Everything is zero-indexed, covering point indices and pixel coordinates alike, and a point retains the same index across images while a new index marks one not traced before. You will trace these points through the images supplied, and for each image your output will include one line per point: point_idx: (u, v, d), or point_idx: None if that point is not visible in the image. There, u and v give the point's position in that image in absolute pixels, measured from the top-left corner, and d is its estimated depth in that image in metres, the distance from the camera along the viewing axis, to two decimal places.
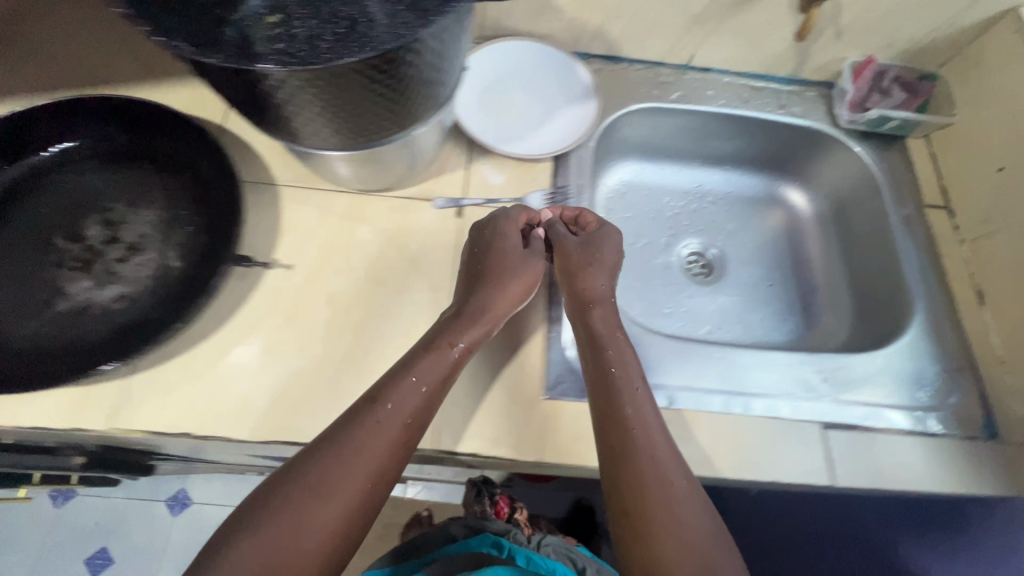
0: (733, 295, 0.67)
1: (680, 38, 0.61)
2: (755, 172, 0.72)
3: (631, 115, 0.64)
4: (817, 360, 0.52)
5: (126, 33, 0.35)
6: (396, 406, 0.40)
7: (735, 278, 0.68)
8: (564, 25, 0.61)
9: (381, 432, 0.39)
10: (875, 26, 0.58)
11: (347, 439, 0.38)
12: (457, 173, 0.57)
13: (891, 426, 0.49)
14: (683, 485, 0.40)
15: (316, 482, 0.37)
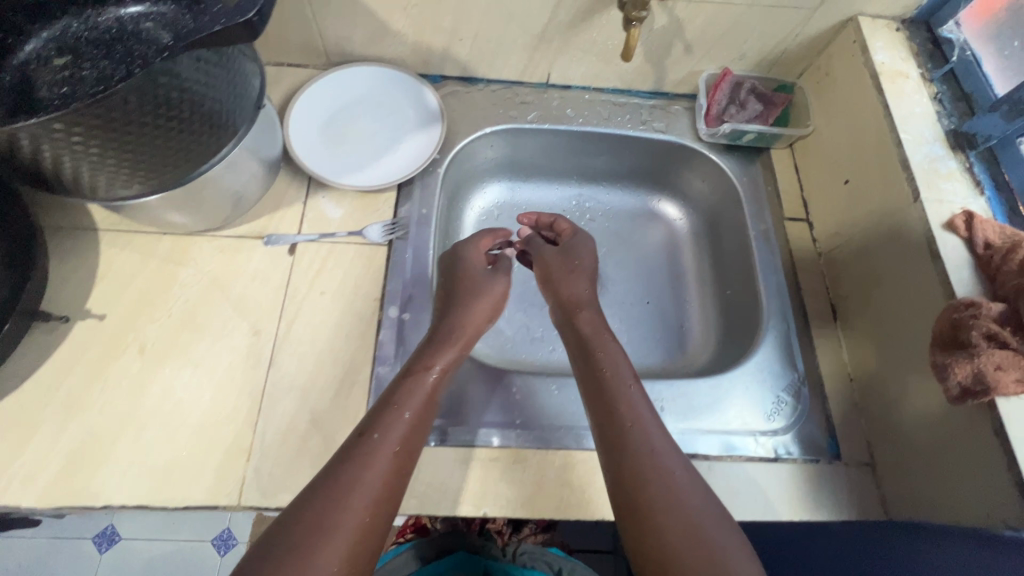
0: (616, 316, 0.92)
1: (516, 23, 0.80)
2: (635, 191, 1.00)
3: (480, 138, 0.88)
4: (664, 393, 0.72)
5: (83, 86, 0.62)
6: (390, 433, 0.56)
7: (611, 299, 0.94)
8: (414, 48, 0.84)
9: (371, 472, 0.53)
10: (723, 40, 0.83)
11: (350, 473, 0.52)
12: (293, 207, 0.77)
13: (708, 452, 0.69)
14: (680, 466, 0.57)
15: (352, 479, 0.52)
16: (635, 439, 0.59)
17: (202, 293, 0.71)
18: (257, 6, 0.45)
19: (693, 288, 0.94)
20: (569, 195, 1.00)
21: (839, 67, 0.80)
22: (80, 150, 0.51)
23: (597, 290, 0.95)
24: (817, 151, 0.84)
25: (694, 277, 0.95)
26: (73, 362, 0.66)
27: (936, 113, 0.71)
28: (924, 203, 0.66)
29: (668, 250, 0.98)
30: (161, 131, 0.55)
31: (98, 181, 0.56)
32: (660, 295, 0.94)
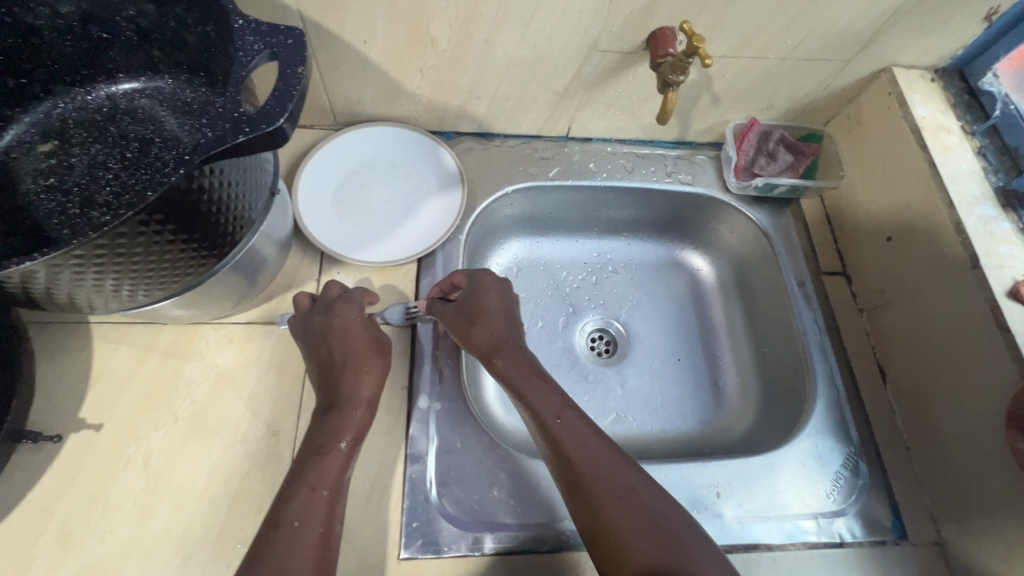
0: (649, 378, 0.88)
1: (538, 81, 0.75)
2: (660, 242, 0.96)
3: (500, 198, 0.83)
4: (719, 476, 0.67)
5: (76, 182, 0.56)
6: (309, 521, 0.52)
7: (642, 361, 0.90)
8: (429, 108, 0.79)
9: (292, 569, 0.49)
10: (751, 93, 0.80)
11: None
12: (306, 286, 0.71)
13: (772, 543, 0.64)
14: (626, 492, 0.56)
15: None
16: (586, 475, 0.57)
17: (211, 391, 0.64)
18: (284, 111, 0.39)
19: (726, 343, 0.90)
20: (591, 247, 0.95)
21: (873, 118, 0.78)
22: (86, 273, 0.47)
23: (626, 351, 0.91)
24: (852, 203, 0.81)
25: (726, 332, 0.91)
26: (68, 481, 0.58)
27: (982, 169, 0.69)
28: (985, 269, 0.62)
29: (698, 303, 0.94)
30: (174, 239, 0.50)
31: (106, 296, 0.51)
32: (692, 352, 0.90)
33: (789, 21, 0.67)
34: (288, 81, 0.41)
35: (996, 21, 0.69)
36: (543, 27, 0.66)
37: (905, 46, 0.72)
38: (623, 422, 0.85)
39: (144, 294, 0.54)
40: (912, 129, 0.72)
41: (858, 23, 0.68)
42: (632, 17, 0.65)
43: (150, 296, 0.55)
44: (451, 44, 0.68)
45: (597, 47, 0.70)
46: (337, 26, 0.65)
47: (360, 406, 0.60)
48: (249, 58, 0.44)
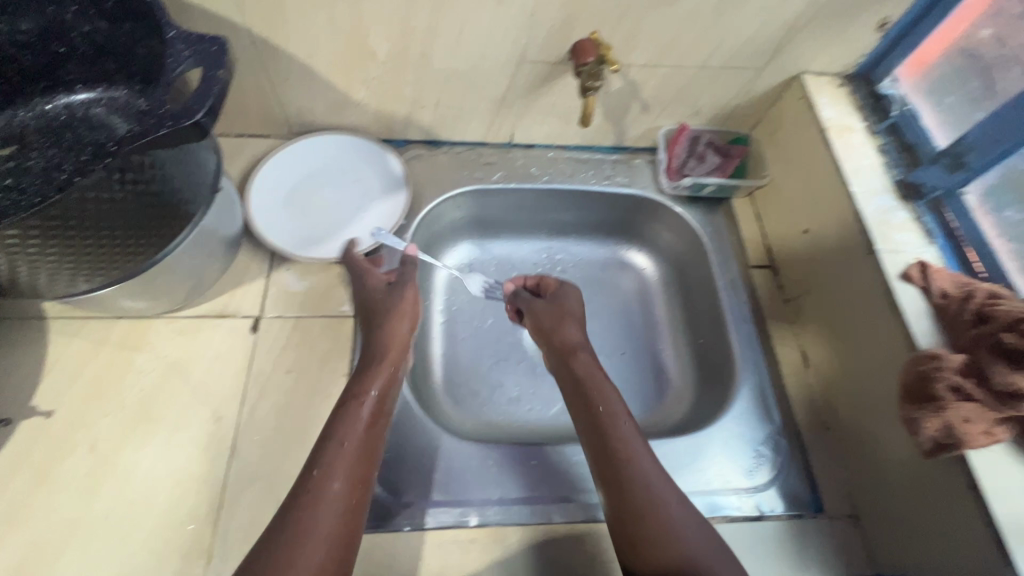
0: None
1: (476, 91, 0.81)
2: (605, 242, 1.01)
3: (446, 201, 0.88)
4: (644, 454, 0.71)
5: (28, 180, 0.61)
6: (341, 464, 0.54)
7: None
8: (376, 117, 0.85)
9: (324, 514, 0.51)
10: (678, 100, 0.86)
11: (298, 516, 0.50)
12: (256, 282, 0.75)
13: None
14: (667, 494, 0.58)
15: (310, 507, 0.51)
16: (621, 454, 0.61)
17: (158, 380, 0.67)
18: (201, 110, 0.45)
19: (667, 335, 0.94)
20: (540, 248, 1.00)
21: (789, 121, 0.84)
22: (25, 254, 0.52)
23: None
24: (776, 201, 0.87)
25: (666, 325, 0.95)
26: (16, 465, 0.61)
27: (883, 164, 0.74)
28: (880, 255, 0.67)
29: (642, 299, 0.98)
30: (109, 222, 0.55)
31: (52, 282, 0.56)
32: (635, 345, 0.93)
33: (699, 32, 0.73)
34: (209, 83, 0.46)
35: (890, 30, 0.75)
36: (472, 41, 0.72)
37: (811, 54, 0.78)
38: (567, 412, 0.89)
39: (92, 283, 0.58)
40: (820, 130, 0.78)
41: (764, 33, 0.74)
42: (552, 31, 0.71)
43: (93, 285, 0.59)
44: (389, 58, 0.74)
45: (525, 59, 0.75)
46: (282, 41, 0.71)
47: (386, 364, 0.65)
48: (179, 64, 0.49)
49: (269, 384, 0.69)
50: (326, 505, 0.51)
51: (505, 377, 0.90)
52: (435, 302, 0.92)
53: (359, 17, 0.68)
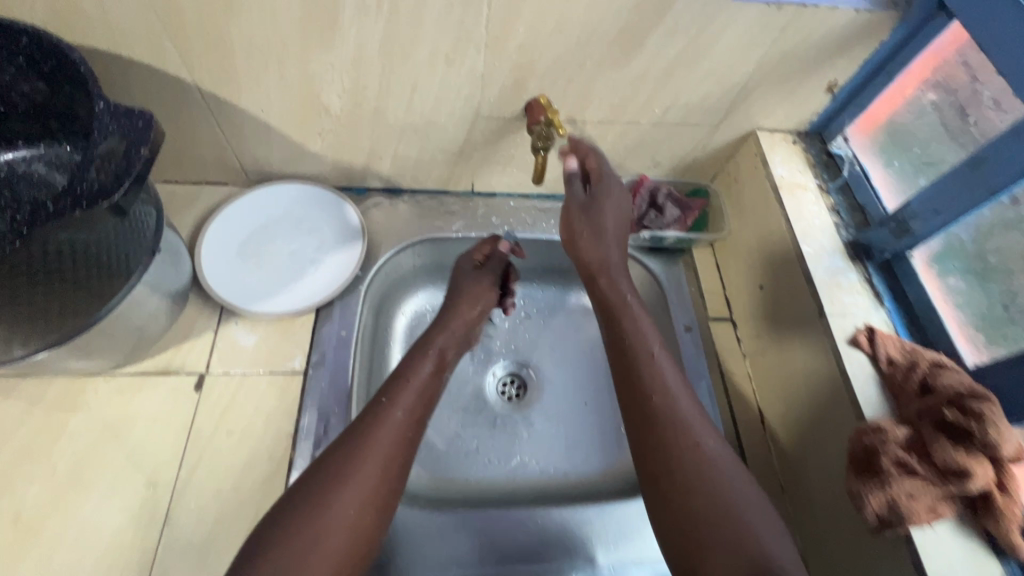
0: (556, 421, 0.91)
1: (434, 144, 0.81)
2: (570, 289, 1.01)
3: (405, 250, 0.87)
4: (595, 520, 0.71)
5: None
6: (405, 400, 0.65)
7: (550, 404, 0.93)
8: (334, 166, 0.84)
9: (383, 434, 0.61)
10: (635, 152, 0.86)
11: (365, 437, 0.60)
12: (202, 338, 0.74)
13: None
14: (737, 486, 0.55)
15: (359, 443, 0.59)
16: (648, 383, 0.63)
17: (94, 444, 0.65)
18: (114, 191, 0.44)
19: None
20: None
21: (746, 175, 0.84)
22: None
23: (536, 394, 0.94)
24: (735, 254, 0.87)
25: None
26: None
27: (835, 224, 0.75)
28: (830, 318, 0.67)
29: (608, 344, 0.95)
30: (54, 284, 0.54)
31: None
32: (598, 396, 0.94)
33: (651, 92, 0.74)
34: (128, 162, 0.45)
35: (837, 93, 0.76)
36: (425, 99, 0.72)
37: (764, 112, 0.79)
38: (526, 464, 0.87)
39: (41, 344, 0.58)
40: (774, 187, 0.78)
41: (716, 93, 0.75)
42: (505, 89, 0.71)
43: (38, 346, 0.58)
44: (343, 113, 0.74)
45: (480, 115, 0.76)
46: (233, 97, 0.70)
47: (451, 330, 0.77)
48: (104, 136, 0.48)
49: (211, 445, 0.67)
50: (383, 437, 0.60)
51: (464, 428, 0.89)
52: (394, 349, 0.88)
53: (309, 76, 0.68)
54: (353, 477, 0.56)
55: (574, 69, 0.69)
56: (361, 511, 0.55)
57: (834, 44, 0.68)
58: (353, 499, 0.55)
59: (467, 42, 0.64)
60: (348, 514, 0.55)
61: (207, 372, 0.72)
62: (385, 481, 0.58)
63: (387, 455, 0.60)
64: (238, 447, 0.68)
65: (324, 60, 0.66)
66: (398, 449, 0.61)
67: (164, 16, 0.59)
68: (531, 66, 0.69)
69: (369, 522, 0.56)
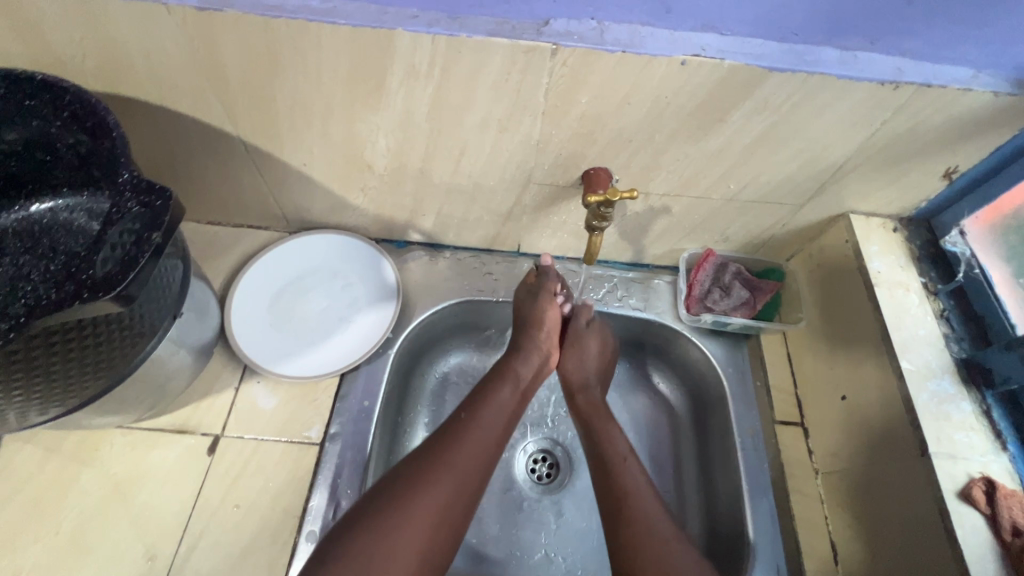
0: (589, 513, 0.81)
1: (481, 205, 0.75)
2: None
3: (441, 311, 0.81)
4: None
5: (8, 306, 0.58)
6: (489, 417, 0.62)
7: (583, 491, 0.83)
8: (375, 219, 0.80)
9: (473, 445, 0.59)
10: (703, 226, 0.76)
11: (450, 446, 0.58)
12: (222, 396, 0.71)
13: None
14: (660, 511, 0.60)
15: (448, 446, 0.58)
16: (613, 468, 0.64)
17: (100, 505, 0.63)
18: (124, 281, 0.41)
19: None
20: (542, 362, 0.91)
21: (833, 262, 0.73)
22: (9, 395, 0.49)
23: (569, 479, 0.84)
24: (813, 350, 0.75)
25: None
26: None
27: (943, 336, 0.63)
28: (935, 460, 0.55)
29: (656, 426, 0.82)
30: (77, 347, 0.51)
31: (30, 409, 0.52)
32: None
33: (727, 168, 0.65)
34: (140, 246, 0.42)
35: (956, 179, 0.65)
36: (475, 162, 0.67)
37: (862, 194, 0.68)
38: (551, 562, 0.77)
39: (72, 406, 0.54)
40: (868, 283, 0.67)
41: (804, 173, 0.65)
42: (561, 158, 0.65)
43: (67, 408, 0.54)
44: (387, 172, 0.70)
45: (533, 181, 0.69)
46: (276, 150, 0.67)
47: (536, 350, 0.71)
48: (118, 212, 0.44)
49: (216, 518, 0.63)
50: (471, 446, 0.59)
51: (486, 510, 0.80)
52: (421, 412, 0.82)
53: (355, 136, 0.64)
54: (438, 481, 0.55)
55: (642, 141, 0.62)
56: (441, 523, 0.54)
57: (959, 128, 0.58)
58: (436, 502, 0.54)
59: (524, 110, 0.58)
60: (430, 515, 0.53)
61: (222, 434, 0.68)
62: (466, 492, 0.56)
63: (472, 465, 0.58)
64: (243, 523, 0.63)
65: (371, 121, 0.61)
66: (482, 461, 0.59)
67: (210, 75, 0.57)
68: (593, 137, 0.61)
69: (446, 529, 0.54)
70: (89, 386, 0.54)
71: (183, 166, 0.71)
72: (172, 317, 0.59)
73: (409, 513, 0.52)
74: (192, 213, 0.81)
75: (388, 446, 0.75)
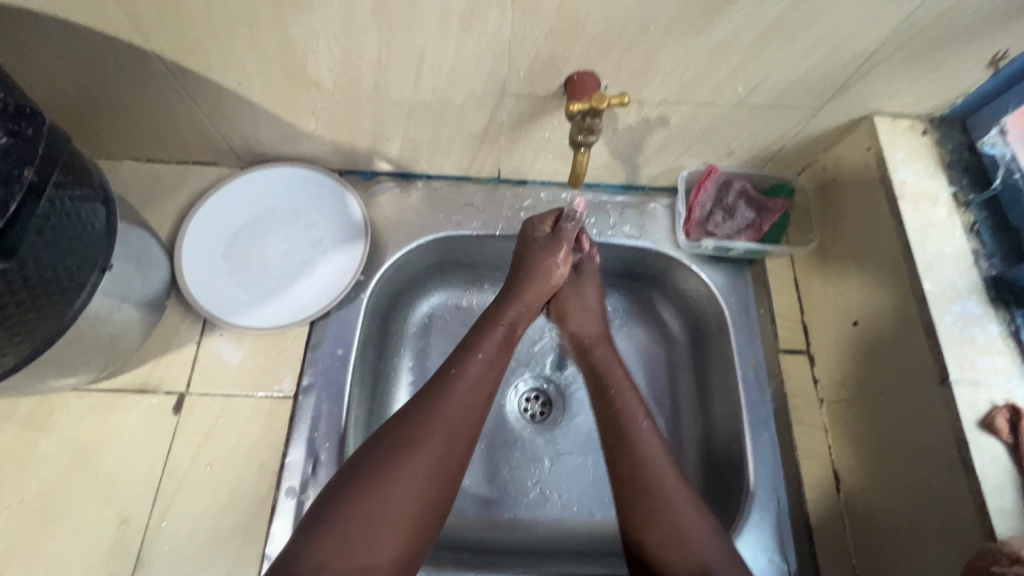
0: (584, 450, 0.78)
1: (451, 125, 0.65)
2: None
3: (416, 249, 0.74)
4: None
5: None
6: (469, 380, 0.55)
7: (577, 429, 0.79)
8: (334, 149, 0.71)
9: (454, 407, 0.53)
10: (705, 139, 0.67)
11: (427, 415, 0.52)
12: (182, 351, 0.65)
13: None
14: (684, 492, 0.54)
15: (422, 412, 0.52)
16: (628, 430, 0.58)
17: (64, 470, 0.60)
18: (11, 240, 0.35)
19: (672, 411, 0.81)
20: None
21: (852, 173, 0.65)
22: None
23: (562, 416, 0.80)
24: (825, 273, 0.69)
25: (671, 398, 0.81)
26: None
27: (971, 252, 0.57)
28: (955, 388, 0.51)
29: (653, 359, 0.78)
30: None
31: None
32: None
33: (735, 66, 0.55)
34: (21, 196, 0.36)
35: (1004, 67, 0.55)
36: (439, 73, 0.57)
37: (891, 90, 0.59)
38: (546, 500, 0.75)
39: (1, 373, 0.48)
40: (890, 194, 0.60)
41: (825, 68, 0.55)
42: (539, 62, 0.55)
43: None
44: (337, 89, 0.59)
45: (508, 93, 0.59)
46: (201, 68, 0.57)
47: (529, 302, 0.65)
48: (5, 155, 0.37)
49: (189, 478, 0.60)
50: (453, 410, 0.53)
51: (477, 453, 0.77)
52: (405, 357, 0.77)
53: (291, 44, 0.53)
54: (414, 448, 0.50)
55: (633, 36, 0.51)
56: (427, 497, 0.49)
57: None
58: (416, 472, 0.49)
59: None
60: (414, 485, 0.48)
61: (187, 392, 0.64)
62: (455, 451, 0.52)
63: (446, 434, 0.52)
64: (217, 482, 0.60)
65: (306, 25, 0.51)
66: (471, 419, 0.54)
67: None
68: (575, 32, 0.51)
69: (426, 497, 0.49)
70: (10, 354, 0.48)
71: (99, 94, 0.61)
72: (101, 268, 0.53)
73: (384, 489, 0.47)
74: (127, 151, 0.71)
75: (370, 394, 0.71)
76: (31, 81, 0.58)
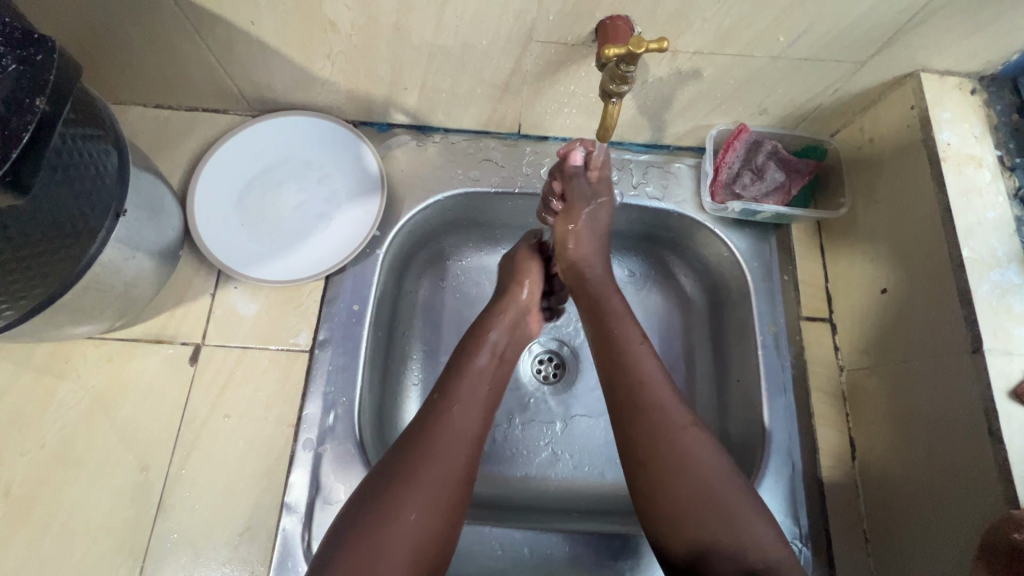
0: (596, 411, 0.78)
1: (472, 74, 0.62)
2: None
3: (433, 206, 0.72)
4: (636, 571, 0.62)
5: None
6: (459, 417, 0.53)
7: (590, 391, 0.79)
8: (349, 97, 0.68)
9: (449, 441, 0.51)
10: (739, 94, 0.64)
11: (422, 444, 0.50)
12: (197, 302, 0.64)
13: None
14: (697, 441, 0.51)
15: (412, 454, 0.50)
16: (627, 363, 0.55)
17: (83, 416, 0.60)
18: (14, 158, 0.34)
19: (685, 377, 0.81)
20: None
21: (892, 135, 0.62)
22: None
23: (575, 378, 0.80)
24: (854, 239, 0.67)
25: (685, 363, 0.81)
26: None
27: (1014, 218, 0.55)
28: (987, 358, 0.49)
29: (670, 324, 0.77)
30: None
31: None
32: None
33: (779, 13, 0.52)
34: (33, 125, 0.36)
35: None
36: (463, 14, 0.54)
37: (943, 44, 0.55)
38: (558, 459, 0.76)
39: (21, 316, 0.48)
40: (933, 156, 0.57)
41: (878, 16, 0.52)
42: (570, 4, 0.51)
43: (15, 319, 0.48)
44: (354, 30, 0.56)
45: (535, 38, 0.56)
46: (210, 4, 0.54)
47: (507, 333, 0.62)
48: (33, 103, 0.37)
49: (207, 428, 0.60)
50: (450, 446, 0.51)
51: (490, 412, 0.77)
52: (419, 316, 0.76)
53: None
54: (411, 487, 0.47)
55: None
56: (436, 508, 0.48)
57: None
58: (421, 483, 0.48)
59: None
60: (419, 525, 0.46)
61: (203, 343, 0.63)
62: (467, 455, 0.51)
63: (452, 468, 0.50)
64: (235, 432, 0.60)
65: None
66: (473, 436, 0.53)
67: None
68: None
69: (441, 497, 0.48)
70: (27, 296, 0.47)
71: (104, 31, 0.58)
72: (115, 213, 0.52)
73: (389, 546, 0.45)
74: (136, 95, 0.69)
75: (384, 351, 0.70)
76: (31, 14, 0.55)
